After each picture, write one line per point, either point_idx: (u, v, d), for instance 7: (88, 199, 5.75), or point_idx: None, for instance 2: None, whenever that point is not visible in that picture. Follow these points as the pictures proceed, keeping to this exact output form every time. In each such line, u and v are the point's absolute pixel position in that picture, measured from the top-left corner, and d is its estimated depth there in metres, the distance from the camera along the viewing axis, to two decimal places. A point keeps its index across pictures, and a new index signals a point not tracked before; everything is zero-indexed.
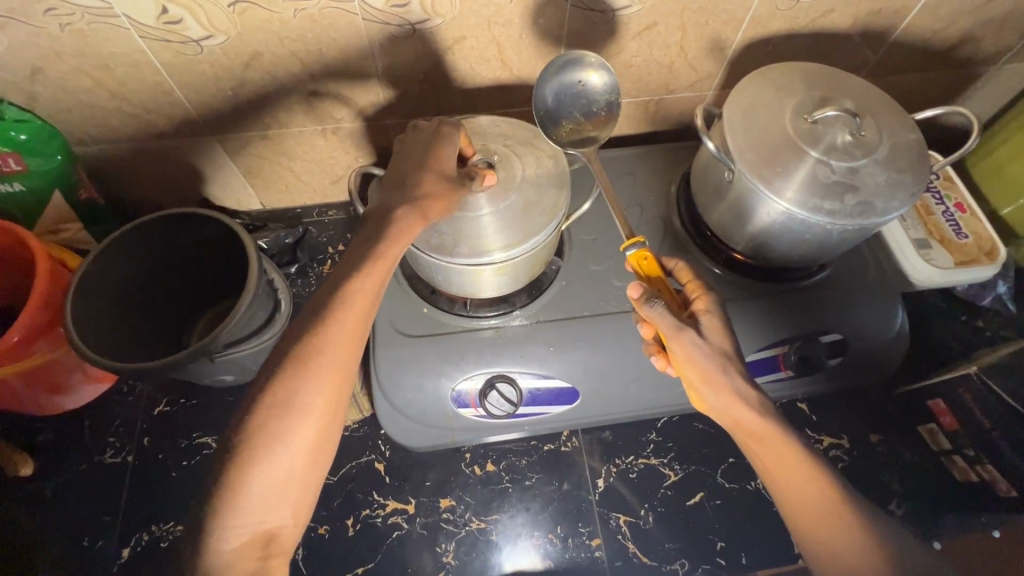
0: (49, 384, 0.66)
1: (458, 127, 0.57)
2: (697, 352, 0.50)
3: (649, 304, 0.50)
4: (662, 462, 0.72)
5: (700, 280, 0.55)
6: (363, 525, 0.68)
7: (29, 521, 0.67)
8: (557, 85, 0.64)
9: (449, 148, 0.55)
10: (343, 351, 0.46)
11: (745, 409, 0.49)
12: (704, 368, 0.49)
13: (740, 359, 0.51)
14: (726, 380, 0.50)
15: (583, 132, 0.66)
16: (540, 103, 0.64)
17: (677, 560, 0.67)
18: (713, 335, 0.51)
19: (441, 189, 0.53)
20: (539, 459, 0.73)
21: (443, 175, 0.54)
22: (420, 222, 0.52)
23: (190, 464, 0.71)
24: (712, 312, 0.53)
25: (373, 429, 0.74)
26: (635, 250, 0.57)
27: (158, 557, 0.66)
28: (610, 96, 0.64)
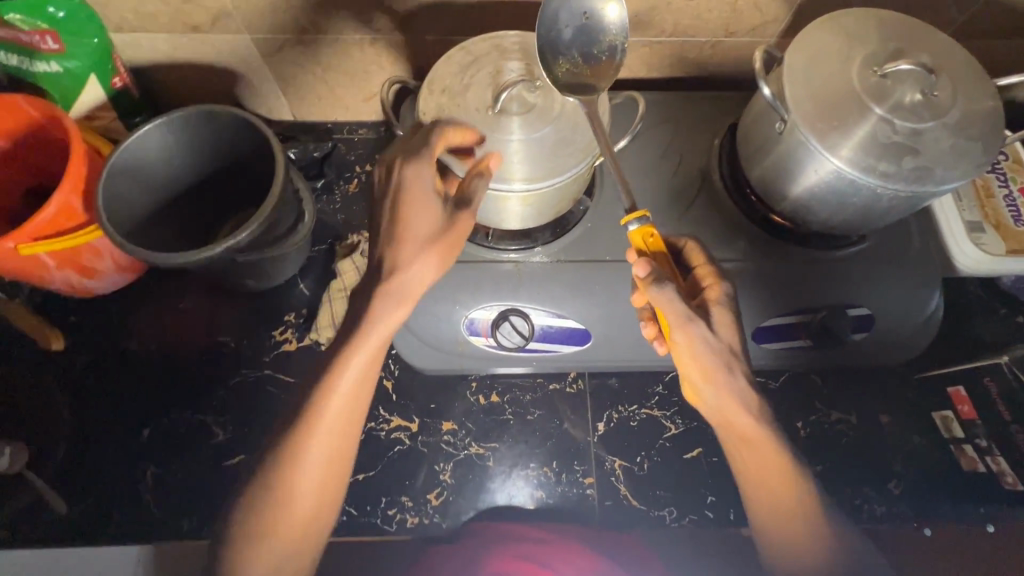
0: (79, 266, 0.67)
1: (426, 159, 0.53)
2: (701, 341, 0.53)
3: (659, 286, 0.51)
4: (664, 414, 0.73)
5: (712, 270, 0.58)
6: (367, 436, 0.71)
7: (59, 394, 0.71)
8: (565, 13, 0.58)
9: (419, 201, 0.55)
10: (336, 424, 0.57)
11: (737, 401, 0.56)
12: (708, 364, 0.54)
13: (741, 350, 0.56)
14: (726, 376, 0.54)
15: (581, 75, 0.59)
16: (542, 29, 0.58)
17: (666, 507, 0.69)
18: (720, 330, 0.55)
19: (425, 244, 0.56)
20: (543, 396, 0.73)
21: (419, 231, 0.56)
22: (404, 305, 0.57)
23: (209, 360, 0.74)
24: (721, 304, 0.56)
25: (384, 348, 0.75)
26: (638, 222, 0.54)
27: (176, 441, 0.70)
28: (617, 39, 0.59)
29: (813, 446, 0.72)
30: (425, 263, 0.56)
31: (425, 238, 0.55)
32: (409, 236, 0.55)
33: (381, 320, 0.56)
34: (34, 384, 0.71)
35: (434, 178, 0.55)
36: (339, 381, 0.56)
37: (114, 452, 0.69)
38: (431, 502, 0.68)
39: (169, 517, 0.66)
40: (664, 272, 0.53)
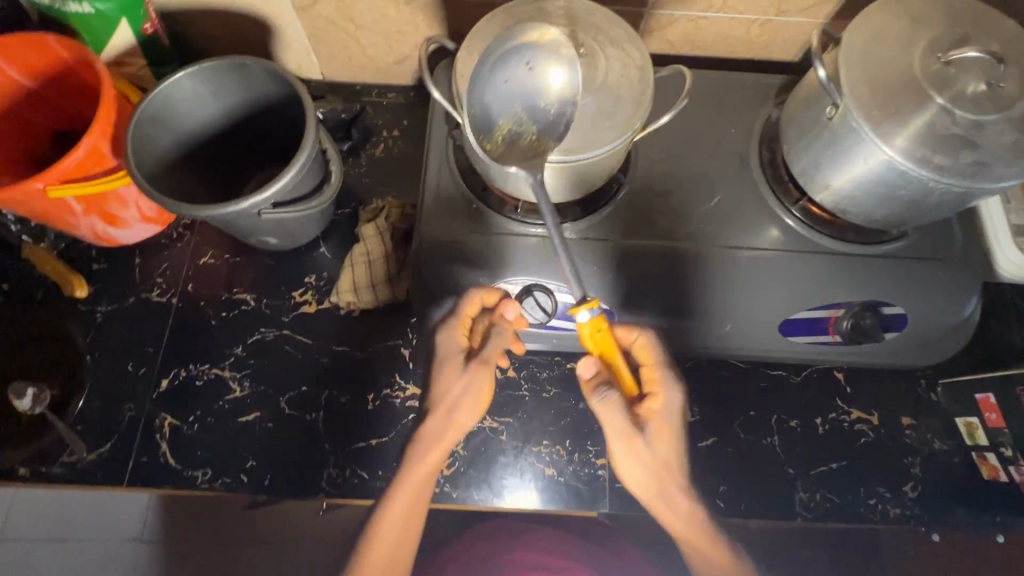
0: (105, 214, 0.67)
1: (449, 323, 0.62)
2: (633, 451, 0.57)
3: (598, 394, 0.54)
4: None
5: (662, 369, 0.60)
6: (381, 402, 0.71)
7: (81, 340, 0.72)
8: (499, 77, 0.52)
9: (444, 361, 0.61)
10: (378, 556, 0.58)
11: (664, 501, 0.59)
12: (646, 475, 0.58)
13: (678, 453, 0.59)
14: (657, 484, 0.58)
15: (522, 142, 0.53)
16: (475, 94, 0.52)
17: None
18: (657, 441, 0.58)
19: (458, 401, 0.60)
20: (560, 375, 0.73)
21: (448, 390, 0.61)
22: (438, 449, 0.60)
23: (229, 316, 0.74)
24: (662, 415, 0.59)
25: (403, 316, 0.74)
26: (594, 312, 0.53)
27: (193, 393, 0.70)
28: (563, 103, 0.52)
29: (830, 444, 0.71)
30: (458, 414, 0.60)
31: (450, 399, 0.60)
32: (441, 388, 0.61)
33: (417, 461, 0.59)
34: (57, 329, 0.72)
35: (456, 335, 0.61)
36: (386, 508, 0.58)
37: (133, 400, 0.70)
38: (442, 472, 0.68)
39: (183, 467, 0.67)
40: (605, 373, 0.56)
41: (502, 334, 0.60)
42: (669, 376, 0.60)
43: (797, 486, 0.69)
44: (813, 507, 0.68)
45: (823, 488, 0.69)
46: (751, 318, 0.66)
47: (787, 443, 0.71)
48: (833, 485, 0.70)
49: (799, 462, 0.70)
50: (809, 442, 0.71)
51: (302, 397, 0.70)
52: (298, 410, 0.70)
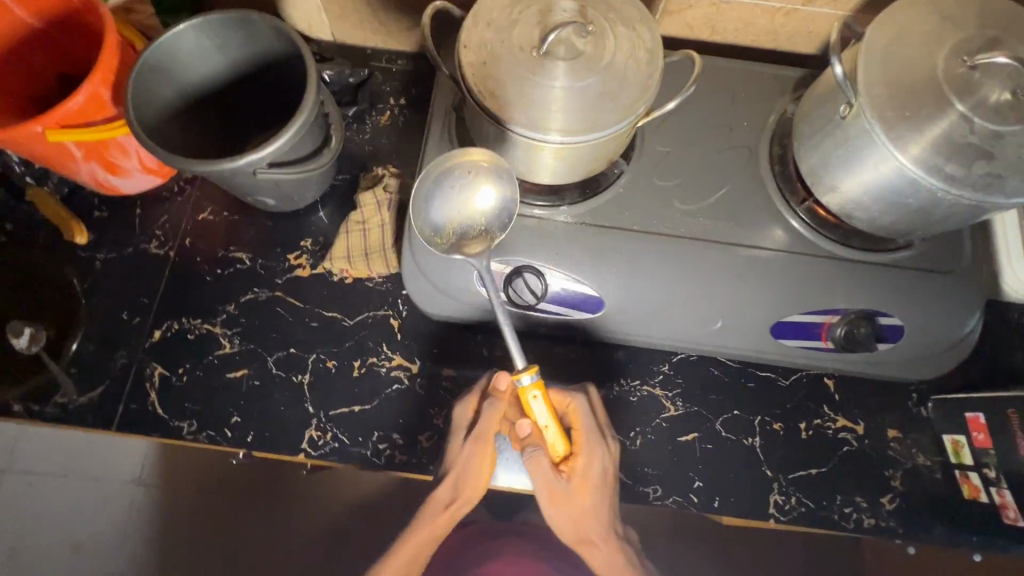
0: (105, 162, 0.67)
1: (463, 398, 0.65)
2: (557, 510, 0.62)
3: (526, 454, 0.60)
4: (666, 394, 0.72)
5: (595, 438, 0.63)
6: (367, 370, 0.71)
7: (79, 286, 0.73)
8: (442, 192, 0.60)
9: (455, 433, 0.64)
10: None
11: (592, 547, 0.63)
12: (573, 531, 0.63)
13: (606, 505, 0.63)
14: (581, 537, 0.63)
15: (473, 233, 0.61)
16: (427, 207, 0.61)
17: (652, 485, 0.69)
18: (583, 502, 0.62)
19: (466, 473, 0.62)
20: (547, 358, 0.73)
21: (457, 463, 0.63)
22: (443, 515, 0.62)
23: (223, 273, 0.74)
24: (590, 480, 0.62)
25: (395, 287, 0.74)
26: (531, 380, 0.59)
27: (184, 346, 0.71)
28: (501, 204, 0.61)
29: (812, 450, 0.70)
30: (466, 485, 0.62)
31: (457, 471, 0.62)
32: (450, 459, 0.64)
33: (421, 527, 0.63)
34: (57, 272, 0.73)
35: (464, 411, 0.64)
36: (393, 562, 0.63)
37: (125, 348, 0.71)
38: (422, 445, 0.69)
39: (170, 417, 0.69)
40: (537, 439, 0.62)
41: (494, 403, 0.62)
42: (603, 444, 0.63)
43: (774, 488, 0.69)
44: (788, 510, 0.68)
45: (800, 493, 0.69)
46: (743, 317, 0.65)
47: (768, 445, 0.70)
48: (810, 491, 0.69)
49: (778, 464, 0.70)
50: (790, 446, 0.70)
51: (289, 358, 0.71)
52: (284, 371, 0.71)
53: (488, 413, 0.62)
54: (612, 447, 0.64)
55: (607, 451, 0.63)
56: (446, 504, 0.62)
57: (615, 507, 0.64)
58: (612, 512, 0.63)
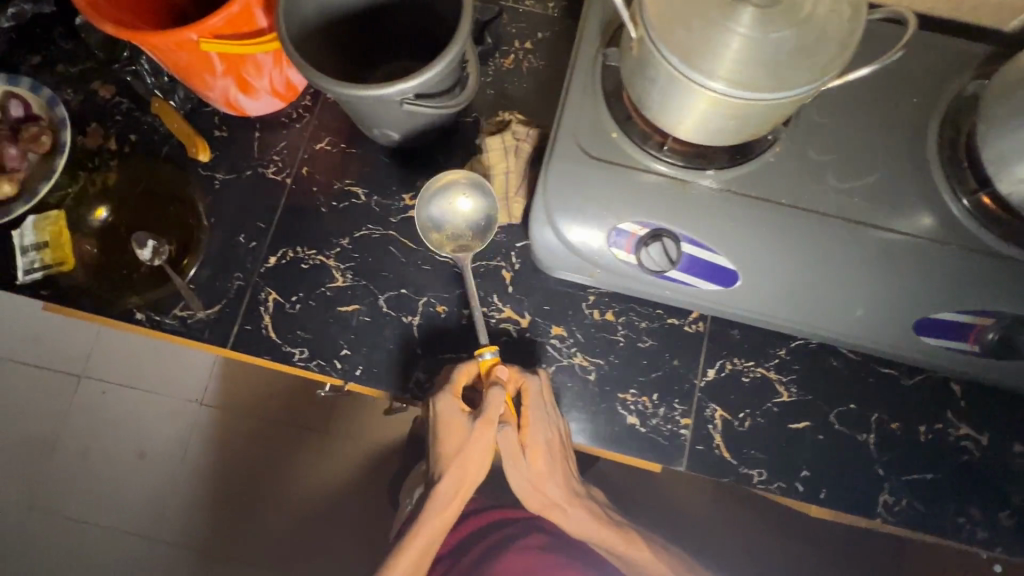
0: (239, 81, 0.65)
1: (445, 390, 0.64)
2: (520, 474, 0.64)
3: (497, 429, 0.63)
4: (780, 378, 0.69)
5: (544, 408, 0.64)
6: (477, 319, 0.70)
7: (201, 205, 0.73)
8: (435, 204, 0.69)
9: (450, 425, 0.63)
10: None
11: (557, 512, 0.64)
12: (538, 498, 0.64)
13: (560, 467, 0.65)
14: (545, 501, 0.64)
15: (461, 238, 0.69)
16: (424, 216, 0.69)
17: (757, 469, 0.67)
18: (543, 465, 0.64)
19: (466, 464, 0.62)
20: (659, 328, 0.70)
21: (462, 455, 0.62)
22: (454, 503, 0.63)
23: (339, 206, 0.74)
24: (543, 446, 0.64)
25: (509, 239, 0.72)
26: (491, 354, 0.63)
27: (298, 275, 0.71)
28: (484, 211, 0.69)
29: (929, 454, 0.67)
30: (469, 470, 0.62)
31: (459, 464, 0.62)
32: (447, 452, 0.63)
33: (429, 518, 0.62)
34: (182, 189, 0.74)
35: (451, 404, 0.63)
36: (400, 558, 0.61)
37: (242, 269, 0.72)
38: None
39: (281, 342, 0.69)
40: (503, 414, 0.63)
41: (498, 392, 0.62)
42: (551, 412, 0.65)
43: (884, 488, 0.67)
44: (896, 512, 0.66)
45: (911, 496, 0.66)
46: (886, 309, 0.62)
47: (882, 444, 0.68)
48: (922, 495, 0.67)
49: (891, 464, 0.67)
50: (907, 448, 0.67)
51: (401, 299, 0.71)
52: (395, 311, 0.70)
53: (495, 397, 0.61)
54: (555, 417, 0.66)
55: (552, 420, 0.65)
56: (454, 493, 0.63)
57: (570, 469, 0.66)
58: (566, 474, 0.66)
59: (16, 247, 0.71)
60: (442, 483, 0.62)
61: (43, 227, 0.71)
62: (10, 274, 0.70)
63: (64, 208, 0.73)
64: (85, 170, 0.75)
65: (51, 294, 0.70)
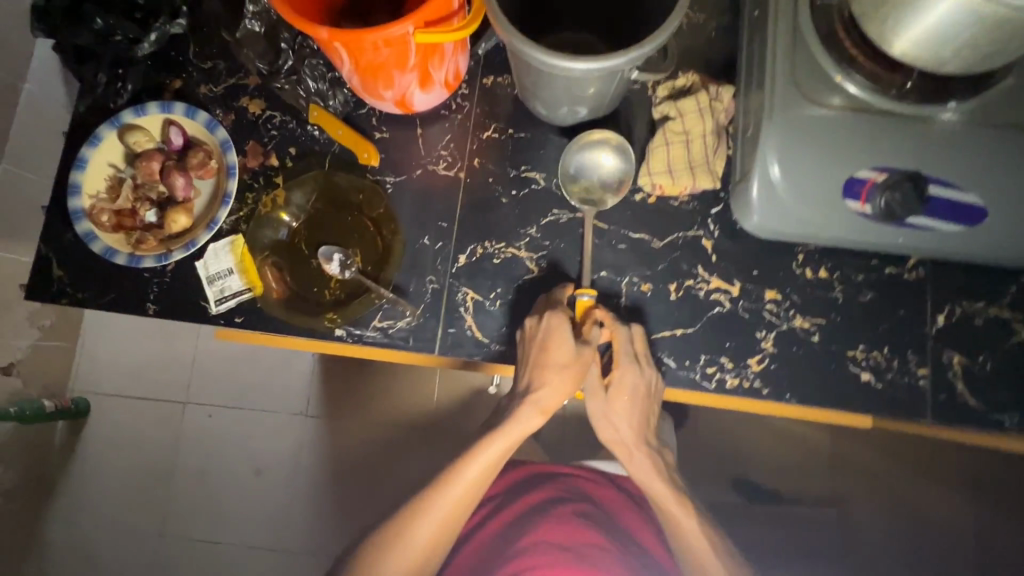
0: (423, 75, 0.62)
1: (549, 315, 0.63)
2: (596, 407, 0.67)
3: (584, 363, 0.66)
4: (1016, 317, 0.65)
5: (635, 356, 0.64)
6: (685, 293, 0.67)
7: (381, 210, 0.70)
8: (584, 153, 0.69)
9: (548, 353, 0.63)
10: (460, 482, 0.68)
11: (625, 451, 0.69)
12: (609, 434, 0.69)
13: (638, 414, 0.67)
14: (615, 439, 0.69)
15: (590, 193, 0.69)
16: (567, 160, 0.70)
17: (1006, 412, 0.64)
18: (617, 407, 0.66)
19: (548, 390, 0.64)
20: (879, 279, 0.67)
21: (540, 379, 0.64)
22: (537, 419, 0.66)
23: (520, 194, 0.71)
24: (626, 393, 0.65)
25: (704, 205, 0.69)
26: (588, 298, 0.64)
27: (491, 270, 0.69)
28: (619, 177, 0.69)
29: None
30: (542, 402, 0.65)
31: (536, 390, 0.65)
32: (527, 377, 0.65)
33: (508, 431, 0.67)
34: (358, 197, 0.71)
35: (550, 329, 0.62)
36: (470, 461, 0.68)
37: (433, 271, 0.69)
38: (754, 370, 0.66)
39: (488, 341, 0.68)
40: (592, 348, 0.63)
41: (593, 332, 0.63)
42: (644, 366, 0.64)
43: None
44: None
45: None
46: None
47: None
48: None
49: None
50: None
51: (603, 282, 0.68)
52: (598, 295, 0.68)
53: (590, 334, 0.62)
54: (649, 372, 0.64)
55: (643, 374, 0.64)
56: (533, 418, 0.66)
57: (648, 419, 0.68)
58: (641, 423, 0.68)
59: (203, 277, 0.69)
60: (532, 395, 0.65)
61: (227, 254, 0.69)
62: (202, 304, 0.69)
63: (240, 231, 0.70)
64: (253, 190, 0.72)
65: (246, 321, 0.69)
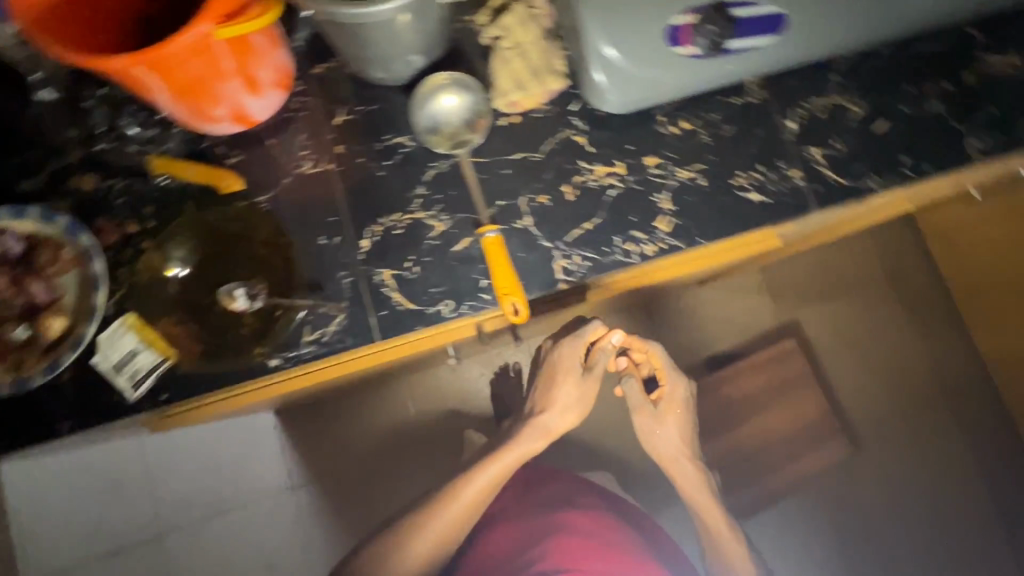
0: (246, 79, 0.61)
1: (570, 339, 0.90)
2: (648, 423, 0.95)
3: (624, 381, 0.95)
4: (846, 98, 0.74)
5: (665, 368, 0.94)
6: (579, 189, 0.71)
7: (269, 230, 0.69)
8: (438, 100, 0.70)
9: (558, 386, 0.91)
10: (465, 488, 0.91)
11: (669, 463, 0.97)
12: (666, 453, 0.96)
13: (677, 420, 0.96)
14: (671, 459, 0.97)
15: (457, 136, 0.70)
16: (424, 111, 0.70)
17: (870, 177, 0.72)
18: (666, 416, 0.95)
19: (575, 394, 0.91)
20: (730, 111, 0.73)
21: (558, 399, 0.91)
22: (540, 440, 0.91)
23: (393, 163, 0.71)
24: (676, 411, 0.95)
25: (562, 106, 0.72)
26: (493, 233, 0.67)
27: (397, 242, 0.69)
28: (478, 115, 0.70)
29: (987, 90, 0.75)
30: (550, 429, 0.92)
31: (560, 406, 0.91)
32: (563, 395, 0.91)
33: (520, 448, 0.91)
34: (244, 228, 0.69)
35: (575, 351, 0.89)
36: (488, 467, 0.91)
37: (342, 266, 0.68)
38: (663, 231, 0.70)
39: (422, 307, 0.68)
40: (631, 371, 0.95)
41: (600, 353, 0.89)
42: (681, 378, 0.94)
43: (966, 136, 0.74)
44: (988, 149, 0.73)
45: (989, 129, 0.74)
46: None
47: (951, 106, 0.74)
48: (997, 123, 0.74)
49: (963, 116, 0.74)
50: (968, 97, 0.74)
51: (505, 211, 0.70)
52: (505, 223, 0.70)
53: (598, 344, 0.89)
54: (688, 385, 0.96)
55: (686, 383, 0.95)
56: (545, 430, 0.92)
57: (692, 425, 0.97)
58: (682, 433, 0.96)
59: (106, 369, 0.64)
60: (543, 415, 0.92)
61: (124, 335, 0.64)
62: (118, 397, 0.64)
63: (128, 309, 0.66)
64: (124, 265, 0.67)
65: (173, 394, 0.65)
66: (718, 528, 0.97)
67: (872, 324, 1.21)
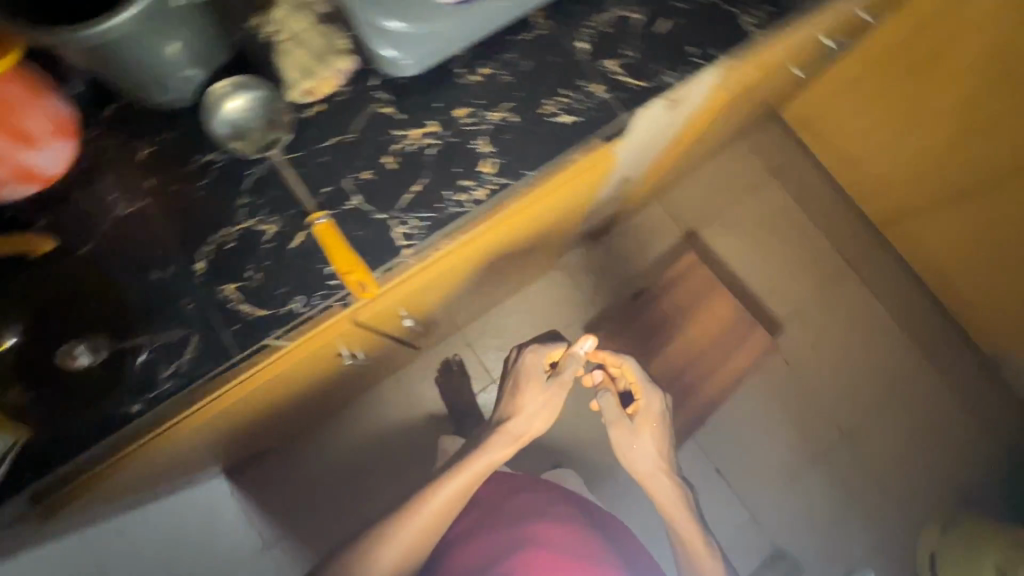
0: (11, 132, 0.59)
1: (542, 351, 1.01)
2: (624, 436, 1.03)
3: (600, 395, 1.05)
4: (624, 8, 0.79)
5: (640, 388, 1.04)
6: (400, 156, 0.72)
7: (98, 280, 0.67)
8: (235, 107, 0.70)
9: (529, 391, 0.99)
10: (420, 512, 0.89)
11: (645, 476, 1.04)
12: (642, 467, 1.04)
13: (655, 437, 1.04)
14: (649, 472, 1.03)
15: (264, 137, 0.71)
16: (224, 122, 0.70)
17: (665, 73, 0.77)
18: (642, 429, 1.03)
19: (544, 404, 1.00)
20: (523, 47, 0.76)
21: (525, 406, 0.99)
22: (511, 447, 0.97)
23: (210, 181, 0.70)
24: (653, 427, 1.04)
25: (362, 83, 0.73)
26: (324, 218, 0.68)
27: (233, 254, 0.68)
28: (279, 111, 0.71)
29: None
30: (522, 435, 0.99)
31: (526, 413, 0.99)
32: (531, 405, 0.99)
33: (488, 455, 0.94)
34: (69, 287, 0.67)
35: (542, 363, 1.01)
36: (450, 481, 0.92)
37: (184, 294, 0.67)
38: (489, 173, 0.72)
39: (274, 309, 0.67)
40: (603, 383, 1.07)
41: (569, 362, 0.99)
42: (653, 390, 1.03)
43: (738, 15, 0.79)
44: (760, 21, 0.79)
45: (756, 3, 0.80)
46: None
47: None
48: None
49: None
50: None
51: (333, 196, 0.70)
52: (335, 206, 0.70)
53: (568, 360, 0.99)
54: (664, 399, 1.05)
55: (659, 397, 1.04)
56: (516, 435, 0.98)
57: (663, 439, 1.04)
58: (657, 446, 1.04)
59: None
60: (511, 425, 0.98)
61: None
62: None
63: None
64: None
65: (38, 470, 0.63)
66: (684, 522, 1.00)
67: (761, 240, 1.50)
